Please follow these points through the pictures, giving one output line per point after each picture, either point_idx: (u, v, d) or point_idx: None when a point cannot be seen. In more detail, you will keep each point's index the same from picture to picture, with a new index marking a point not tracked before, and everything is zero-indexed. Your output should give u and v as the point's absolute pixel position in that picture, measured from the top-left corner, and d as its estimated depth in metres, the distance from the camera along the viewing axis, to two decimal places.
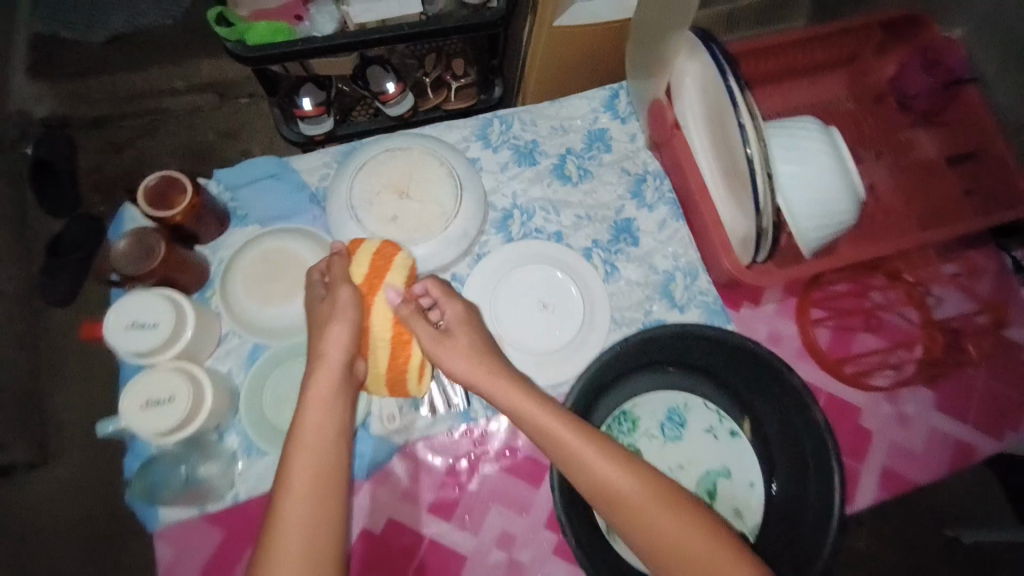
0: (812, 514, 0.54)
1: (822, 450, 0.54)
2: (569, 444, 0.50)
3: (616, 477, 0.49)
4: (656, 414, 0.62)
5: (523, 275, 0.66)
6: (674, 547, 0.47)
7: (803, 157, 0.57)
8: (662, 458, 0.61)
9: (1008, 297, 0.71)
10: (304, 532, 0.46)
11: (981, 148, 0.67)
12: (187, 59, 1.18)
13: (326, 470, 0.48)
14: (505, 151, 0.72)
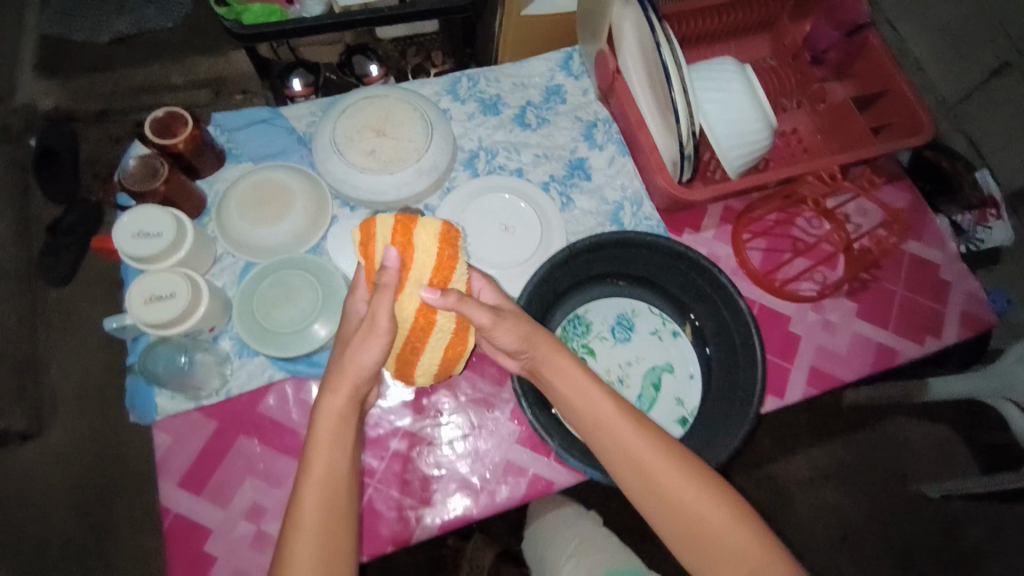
0: (741, 389, 0.61)
1: (749, 333, 0.61)
2: (601, 408, 0.55)
3: (641, 444, 0.54)
4: (606, 319, 0.70)
5: (488, 203, 0.74)
6: (685, 514, 0.53)
7: (718, 86, 0.66)
8: (613, 356, 0.69)
9: (923, 224, 0.78)
10: (323, 519, 0.49)
11: (891, 88, 0.76)
12: (187, 57, 1.27)
13: (343, 453, 0.52)
14: (472, 103, 0.81)
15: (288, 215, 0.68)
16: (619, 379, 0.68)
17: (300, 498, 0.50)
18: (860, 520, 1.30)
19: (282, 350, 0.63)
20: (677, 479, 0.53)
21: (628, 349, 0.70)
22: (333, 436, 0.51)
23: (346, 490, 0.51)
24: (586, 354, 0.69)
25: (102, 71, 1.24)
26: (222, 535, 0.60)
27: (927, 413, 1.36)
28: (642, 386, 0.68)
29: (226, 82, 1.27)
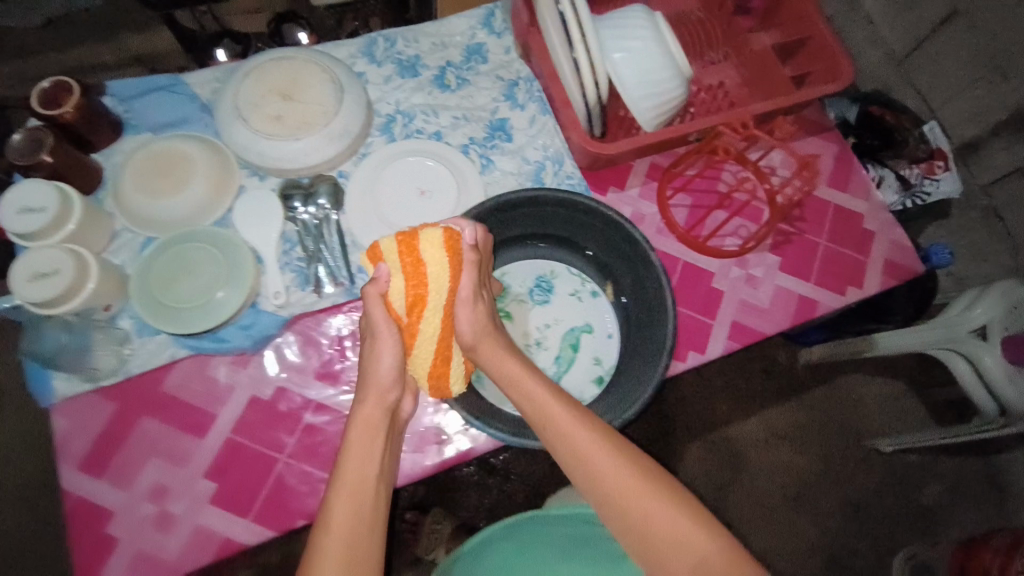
0: (653, 346, 0.60)
1: (660, 292, 0.60)
2: (549, 413, 0.51)
3: (595, 448, 0.49)
4: (526, 281, 0.69)
5: (405, 169, 0.72)
6: (650, 529, 0.46)
7: (624, 33, 0.64)
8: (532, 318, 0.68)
9: (848, 173, 0.78)
10: (352, 525, 0.46)
11: (812, 35, 0.73)
12: (116, 33, 1.22)
13: (372, 460, 0.50)
14: (389, 65, 0.77)
15: (187, 186, 0.65)
16: (538, 341, 0.67)
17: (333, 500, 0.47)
18: (815, 478, 1.31)
19: (187, 326, 0.61)
20: (636, 488, 0.47)
21: (547, 311, 0.69)
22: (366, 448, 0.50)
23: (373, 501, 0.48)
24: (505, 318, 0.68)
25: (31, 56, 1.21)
26: (125, 515, 0.61)
27: (880, 369, 1.36)
28: (560, 347, 0.67)
29: (156, 59, 1.22)
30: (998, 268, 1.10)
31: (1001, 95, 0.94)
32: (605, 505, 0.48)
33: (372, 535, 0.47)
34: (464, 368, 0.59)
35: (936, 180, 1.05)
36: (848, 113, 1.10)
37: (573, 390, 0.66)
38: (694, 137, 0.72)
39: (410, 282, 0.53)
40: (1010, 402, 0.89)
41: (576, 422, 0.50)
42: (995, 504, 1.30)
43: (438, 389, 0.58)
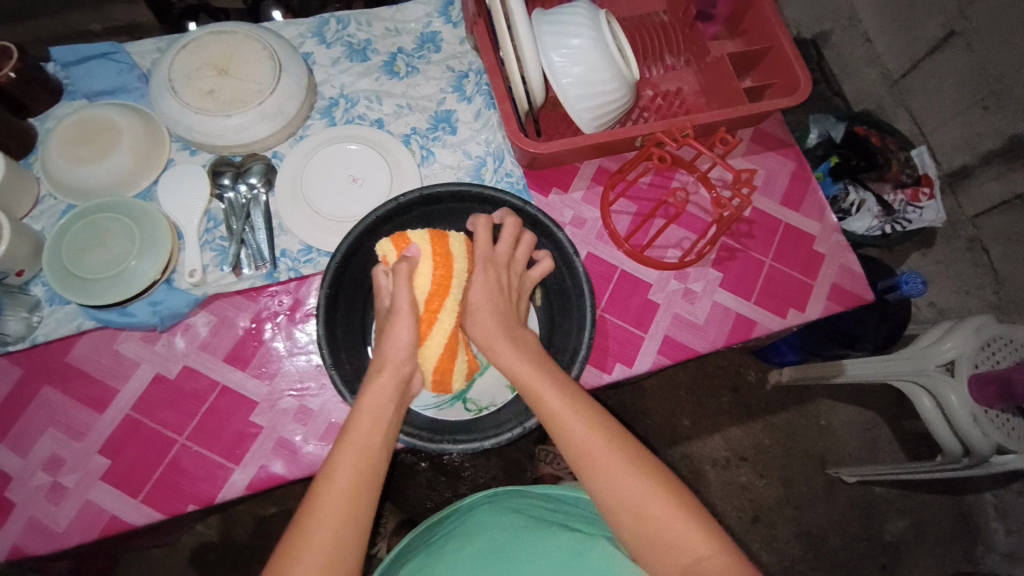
0: (567, 355, 0.59)
1: (582, 302, 0.58)
2: (553, 402, 0.48)
3: (598, 441, 0.46)
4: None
5: (339, 153, 0.69)
6: (660, 537, 0.43)
7: (565, 29, 0.62)
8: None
9: (803, 193, 0.76)
10: (351, 506, 0.42)
11: (773, 46, 0.72)
12: (104, 3, 1.20)
13: (377, 441, 0.46)
14: (338, 48, 0.76)
15: (111, 155, 0.64)
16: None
17: (333, 479, 0.42)
18: (775, 502, 1.23)
19: (94, 298, 0.59)
20: (644, 488, 0.44)
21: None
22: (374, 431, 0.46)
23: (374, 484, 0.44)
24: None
25: (19, 19, 1.19)
26: (20, 483, 0.59)
27: (853, 396, 1.28)
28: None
29: (142, 30, 1.20)
30: (978, 301, 1.07)
31: (992, 122, 0.92)
32: (607, 505, 0.45)
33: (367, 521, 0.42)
34: (468, 365, 0.59)
35: (919, 207, 1.01)
36: (835, 132, 1.06)
37: (486, 394, 0.63)
38: (639, 140, 0.68)
39: (439, 267, 0.55)
40: (971, 443, 0.82)
41: (582, 415, 0.47)
42: (962, 548, 1.22)
43: (441, 383, 0.58)
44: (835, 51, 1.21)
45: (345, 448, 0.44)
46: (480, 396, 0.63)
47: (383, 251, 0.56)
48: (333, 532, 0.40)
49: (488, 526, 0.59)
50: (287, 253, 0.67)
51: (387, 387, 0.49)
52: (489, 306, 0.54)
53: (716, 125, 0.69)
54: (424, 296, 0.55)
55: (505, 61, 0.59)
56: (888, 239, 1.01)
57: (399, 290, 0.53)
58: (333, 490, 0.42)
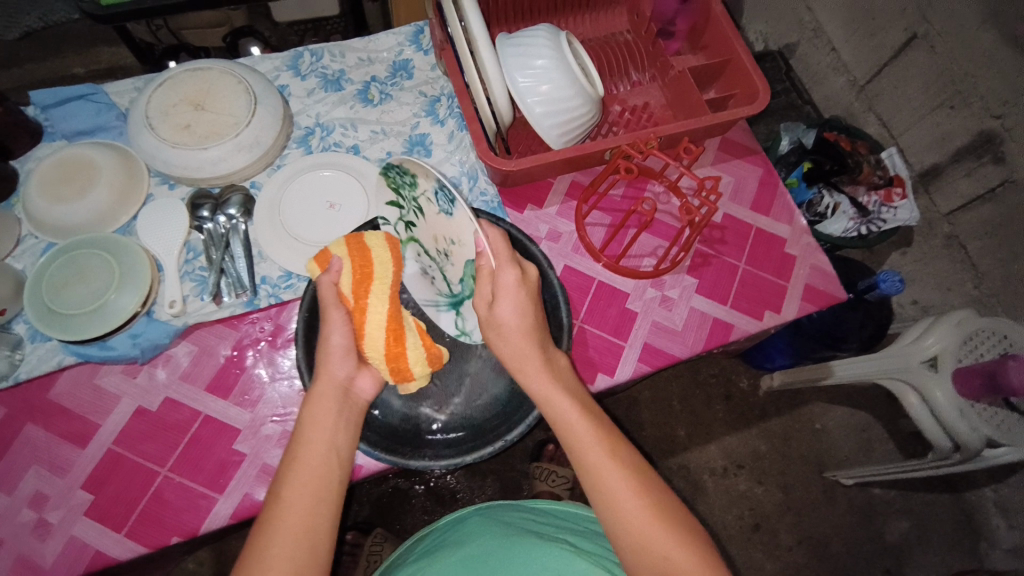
0: None
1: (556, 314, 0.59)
2: (588, 446, 0.50)
3: (632, 496, 0.47)
4: (429, 177, 0.57)
5: (310, 177, 0.71)
6: (651, 551, 0.45)
7: (526, 51, 0.65)
8: (440, 224, 0.59)
9: (772, 198, 0.78)
10: (305, 526, 0.44)
11: (732, 59, 0.75)
12: (89, 47, 1.23)
13: (327, 462, 0.48)
14: (313, 79, 0.78)
15: (91, 193, 0.65)
16: (445, 251, 0.60)
17: (285, 501, 0.45)
18: (775, 509, 1.22)
19: (74, 333, 0.59)
20: (669, 543, 0.45)
21: (453, 224, 0.58)
22: (322, 453, 0.48)
23: (327, 504, 0.46)
24: (415, 206, 0.59)
25: (7, 67, 1.21)
26: (4, 521, 0.58)
27: (847, 397, 1.29)
28: (464, 271, 0.59)
29: (128, 71, 1.22)
30: (960, 297, 1.09)
31: (959, 121, 0.95)
32: (631, 557, 0.46)
33: (324, 538, 0.45)
34: (422, 350, 0.56)
35: (893, 208, 1.03)
36: (806, 139, 1.09)
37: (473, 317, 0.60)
38: (608, 153, 0.71)
39: (357, 265, 0.56)
40: (961, 437, 0.81)
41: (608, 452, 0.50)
42: (967, 545, 1.21)
43: (398, 374, 0.56)
44: (803, 63, 1.25)
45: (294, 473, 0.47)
46: (468, 318, 0.60)
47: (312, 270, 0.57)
48: (289, 554, 0.43)
49: (498, 522, 0.61)
50: (267, 280, 0.68)
51: (332, 404, 0.51)
52: (512, 329, 0.54)
53: (681, 136, 0.71)
54: (350, 294, 0.55)
55: (469, 83, 0.61)
56: (865, 240, 1.03)
57: (326, 308, 0.54)
58: (288, 514, 0.45)
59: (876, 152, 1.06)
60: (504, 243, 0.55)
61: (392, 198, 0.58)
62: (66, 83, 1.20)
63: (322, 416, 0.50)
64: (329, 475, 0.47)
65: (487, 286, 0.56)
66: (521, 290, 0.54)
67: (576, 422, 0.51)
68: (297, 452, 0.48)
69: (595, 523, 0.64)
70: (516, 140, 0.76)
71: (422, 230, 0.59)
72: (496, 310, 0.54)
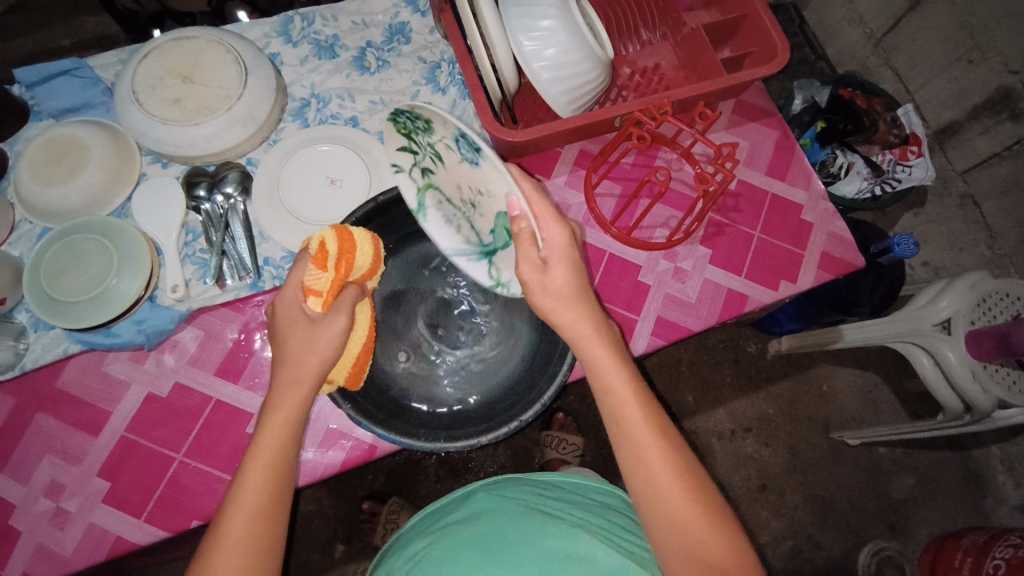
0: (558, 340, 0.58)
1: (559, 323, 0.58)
2: (638, 421, 0.48)
3: (673, 476, 0.46)
4: (449, 124, 0.52)
5: (311, 154, 0.68)
6: (686, 538, 0.44)
7: (531, 10, 0.60)
8: (463, 172, 0.55)
9: (788, 162, 0.75)
10: (252, 537, 0.43)
11: (748, 13, 0.70)
12: (74, 17, 1.17)
13: (285, 464, 0.46)
14: (305, 46, 0.74)
15: (82, 174, 0.62)
16: (471, 202, 0.56)
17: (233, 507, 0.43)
18: (782, 470, 1.24)
19: (78, 322, 0.58)
20: (705, 528, 0.45)
21: (479, 174, 0.55)
22: (277, 451, 0.46)
23: (280, 512, 0.45)
24: (432, 154, 0.53)
25: None
26: (26, 509, 0.59)
27: (854, 359, 1.29)
28: (495, 221, 0.56)
29: (115, 43, 1.17)
30: (973, 258, 1.06)
31: (979, 75, 0.90)
32: (663, 537, 0.45)
33: (274, 548, 0.44)
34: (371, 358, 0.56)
35: (908, 166, 0.99)
36: (819, 97, 1.05)
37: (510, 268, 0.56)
38: (618, 120, 0.67)
39: (366, 267, 0.51)
40: (973, 400, 0.81)
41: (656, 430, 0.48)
42: (972, 501, 1.23)
43: (353, 376, 0.52)
44: (818, 15, 1.20)
45: (248, 475, 0.45)
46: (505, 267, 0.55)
47: (312, 304, 0.48)
48: (235, 567, 0.42)
49: (506, 503, 0.57)
50: (271, 261, 0.66)
51: (300, 398, 0.47)
52: (574, 297, 0.50)
53: (695, 99, 0.67)
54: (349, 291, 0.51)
55: (472, 47, 0.57)
56: (879, 202, 1.00)
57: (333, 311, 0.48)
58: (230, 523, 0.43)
59: (893, 109, 1.02)
60: (565, 241, 0.51)
61: (404, 143, 0.52)
62: (52, 58, 1.16)
63: (288, 412, 0.47)
64: (281, 480, 0.46)
65: (533, 248, 0.50)
66: (570, 251, 0.51)
67: (625, 393, 0.49)
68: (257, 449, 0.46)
69: (608, 497, 0.63)
70: (521, 107, 0.73)
71: (443, 176, 0.54)
72: (551, 271, 0.50)
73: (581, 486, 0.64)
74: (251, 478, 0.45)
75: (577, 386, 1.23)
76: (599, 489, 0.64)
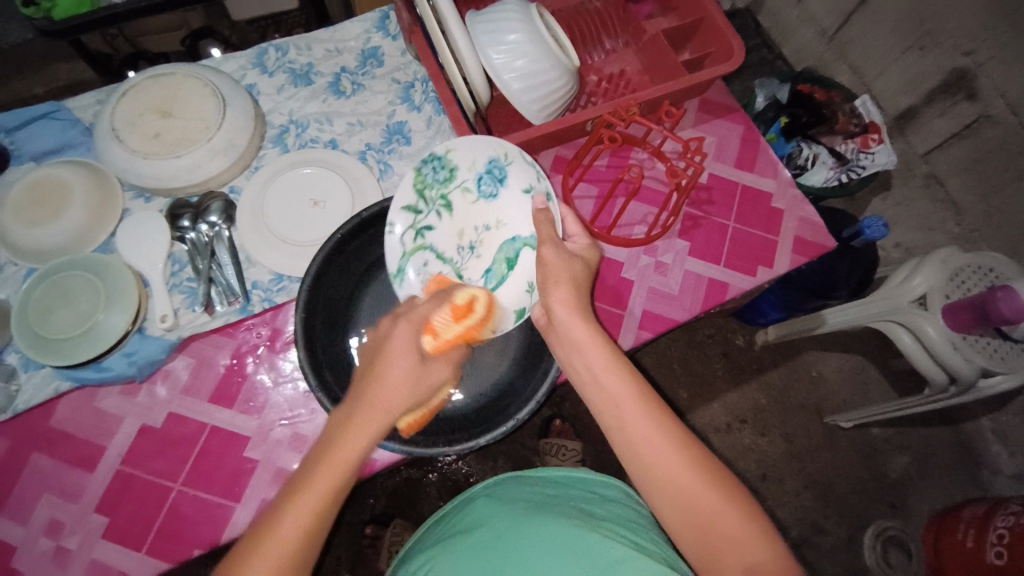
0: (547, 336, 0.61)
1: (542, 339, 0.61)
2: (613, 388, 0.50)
3: (650, 432, 0.47)
4: (475, 165, 0.65)
5: (296, 175, 0.70)
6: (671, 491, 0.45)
7: (497, 26, 0.63)
8: (474, 212, 0.67)
9: (755, 153, 0.78)
10: (301, 542, 0.41)
11: (704, 17, 0.74)
12: (44, 64, 1.19)
13: (341, 489, 0.44)
14: (281, 75, 0.75)
15: (67, 213, 0.63)
16: (471, 245, 0.67)
17: (293, 514, 0.42)
18: (779, 458, 1.25)
19: (66, 358, 0.58)
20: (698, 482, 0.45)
21: (490, 208, 0.67)
22: (347, 466, 0.44)
23: (321, 537, 0.43)
24: (440, 205, 0.65)
25: None
26: (26, 550, 0.58)
27: (840, 344, 1.32)
28: (491, 261, 0.66)
29: (87, 87, 1.19)
30: (942, 234, 1.09)
31: (930, 62, 0.95)
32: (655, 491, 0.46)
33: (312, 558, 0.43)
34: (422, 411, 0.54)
35: (871, 153, 1.01)
36: (780, 93, 1.10)
37: (496, 317, 0.63)
38: (590, 124, 0.70)
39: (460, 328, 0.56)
40: (956, 370, 0.83)
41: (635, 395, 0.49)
42: (970, 475, 1.24)
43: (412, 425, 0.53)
44: (772, 16, 1.26)
45: (315, 482, 0.43)
46: None
47: (428, 340, 0.51)
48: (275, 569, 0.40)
49: (506, 510, 0.57)
50: (258, 285, 0.67)
51: (369, 433, 0.45)
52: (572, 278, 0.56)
53: (661, 99, 0.70)
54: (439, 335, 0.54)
55: (441, 59, 0.59)
56: (846, 188, 1.03)
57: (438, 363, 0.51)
58: (284, 526, 0.41)
59: (851, 100, 1.06)
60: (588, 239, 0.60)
61: (413, 199, 0.63)
62: (25, 105, 1.16)
63: (363, 441, 0.45)
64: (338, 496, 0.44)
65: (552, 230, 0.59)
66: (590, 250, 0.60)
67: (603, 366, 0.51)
68: (325, 458, 0.44)
69: (609, 489, 0.63)
70: (496, 120, 0.76)
71: (438, 236, 0.65)
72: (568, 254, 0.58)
73: (577, 482, 0.63)
74: (316, 491, 0.43)
75: (570, 391, 1.24)
76: (600, 481, 0.64)
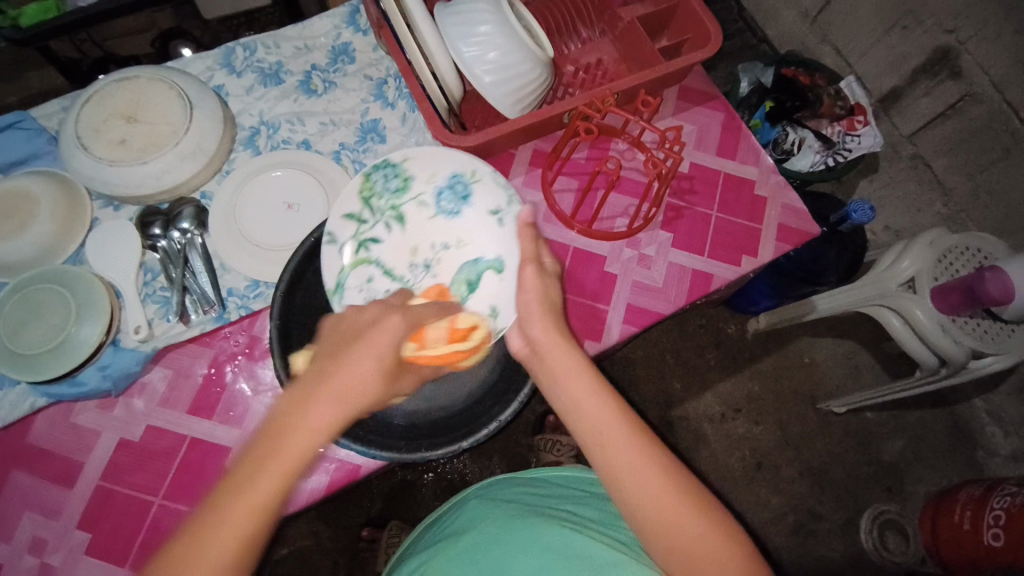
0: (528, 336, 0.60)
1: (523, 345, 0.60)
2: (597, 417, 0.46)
3: (636, 460, 0.45)
4: (434, 178, 0.64)
5: (270, 178, 0.68)
6: (657, 523, 0.43)
7: (465, 18, 0.61)
8: (430, 229, 0.64)
9: (737, 140, 0.77)
10: (250, 535, 0.36)
11: (679, 2, 0.72)
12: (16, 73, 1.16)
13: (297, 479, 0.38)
14: (250, 75, 0.74)
15: (33, 226, 0.61)
16: (426, 262, 0.63)
17: (239, 500, 0.36)
18: (773, 445, 1.25)
19: (38, 374, 0.56)
20: (684, 510, 0.43)
21: (453, 225, 0.64)
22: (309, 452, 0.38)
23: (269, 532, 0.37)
24: (389, 216, 0.63)
25: None
26: (8, 570, 0.57)
27: (831, 329, 1.31)
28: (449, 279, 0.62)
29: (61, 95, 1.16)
30: (930, 216, 1.08)
31: (914, 41, 0.94)
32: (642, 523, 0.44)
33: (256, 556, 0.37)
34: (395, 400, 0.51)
35: (857, 136, 1.01)
36: (764, 78, 1.07)
37: None
38: (566, 116, 0.69)
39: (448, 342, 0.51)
40: (946, 353, 0.82)
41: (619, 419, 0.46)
42: (963, 454, 1.24)
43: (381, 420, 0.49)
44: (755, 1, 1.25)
45: (266, 467, 0.37)
46: None
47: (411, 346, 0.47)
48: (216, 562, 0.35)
49: (497, 512, 0.56)
50: (234, 292, 0.65)
51: (344, 418, 0.39)
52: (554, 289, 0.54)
53: (638, 88, 0.69)
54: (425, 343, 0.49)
55: (408, 55, 0.58)
56: (833, 171, 1.00)
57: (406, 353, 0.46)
58: (228, 516, 0.36)
59: (835, 83, 1.05)
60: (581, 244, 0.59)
61: (355, 207, 0.61)
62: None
63: (335, 425, 0.39)
64: (282, 504, 0.37)
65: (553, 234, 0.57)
66: None
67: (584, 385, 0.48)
68: (276, 451, 0.37)
69: (600, 484, 0.62)
70: (471, 114, 0.74)
71: (384, 250, 0.62)
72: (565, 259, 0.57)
73: (568, 481, 0.63)
74: (265, 477, 0.37)
75: None
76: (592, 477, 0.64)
